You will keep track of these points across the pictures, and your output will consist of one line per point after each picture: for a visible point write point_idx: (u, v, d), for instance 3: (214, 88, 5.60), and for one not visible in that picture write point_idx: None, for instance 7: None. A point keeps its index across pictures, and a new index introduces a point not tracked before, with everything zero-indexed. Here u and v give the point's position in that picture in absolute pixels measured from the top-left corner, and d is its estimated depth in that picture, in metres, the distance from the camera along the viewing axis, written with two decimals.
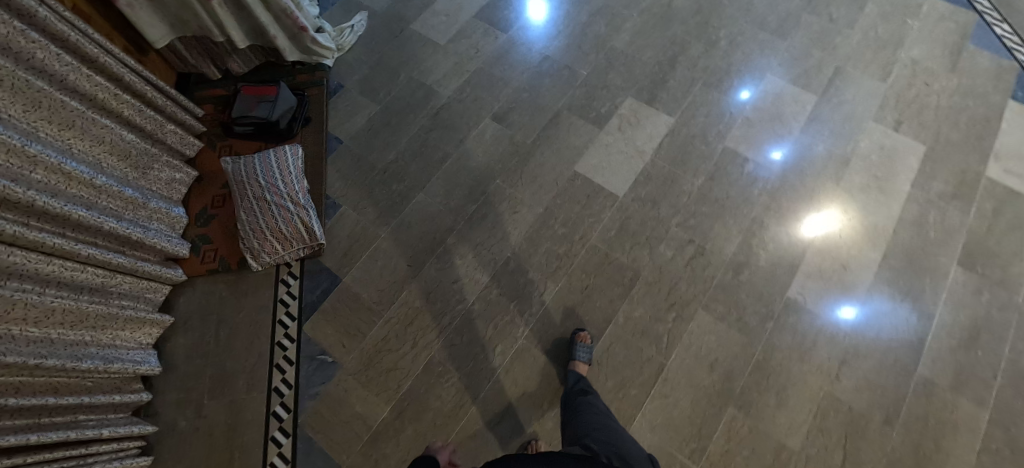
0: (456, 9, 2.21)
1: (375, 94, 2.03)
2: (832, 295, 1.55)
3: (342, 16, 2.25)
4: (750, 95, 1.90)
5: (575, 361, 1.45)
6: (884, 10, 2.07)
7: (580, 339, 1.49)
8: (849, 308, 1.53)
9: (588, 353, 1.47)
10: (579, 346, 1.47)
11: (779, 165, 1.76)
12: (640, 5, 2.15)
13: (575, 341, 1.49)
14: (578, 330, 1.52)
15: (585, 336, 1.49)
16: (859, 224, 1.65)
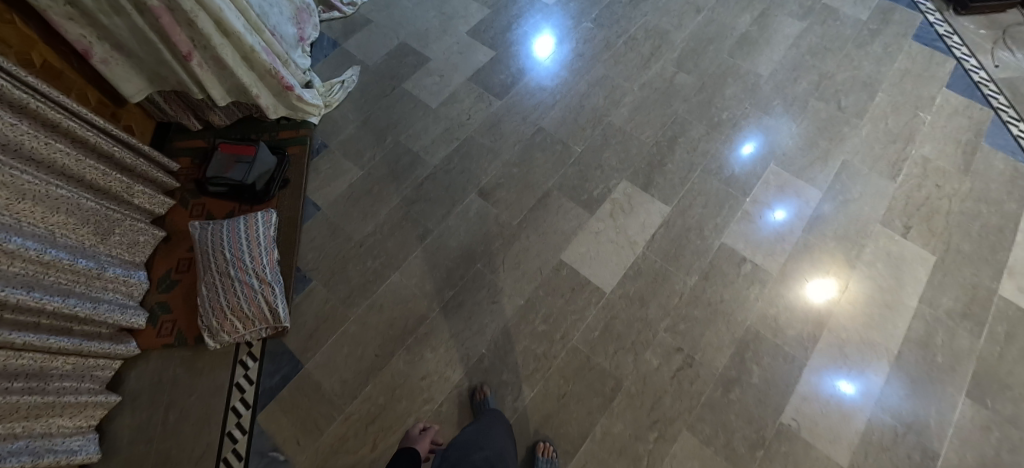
0: (451, 69, 2.12)
1: (358, 156, 1.93)
2: (830, 369, 1.50)
3: (333, 69, 2.17)
4: (753, 150, 1.87)
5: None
6: (895, 101, 1.98)
7: (541, 451, 1.39)
8: (848, 383, 1.48)
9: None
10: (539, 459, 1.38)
11: (779, 226, 1.72)
12: (641, 77, 2.06)
13: (535, 454, 1.40)
14: (539, 440, 1.43)
15: (546, 447, 1.40)
16: (858, 302, 1.60)
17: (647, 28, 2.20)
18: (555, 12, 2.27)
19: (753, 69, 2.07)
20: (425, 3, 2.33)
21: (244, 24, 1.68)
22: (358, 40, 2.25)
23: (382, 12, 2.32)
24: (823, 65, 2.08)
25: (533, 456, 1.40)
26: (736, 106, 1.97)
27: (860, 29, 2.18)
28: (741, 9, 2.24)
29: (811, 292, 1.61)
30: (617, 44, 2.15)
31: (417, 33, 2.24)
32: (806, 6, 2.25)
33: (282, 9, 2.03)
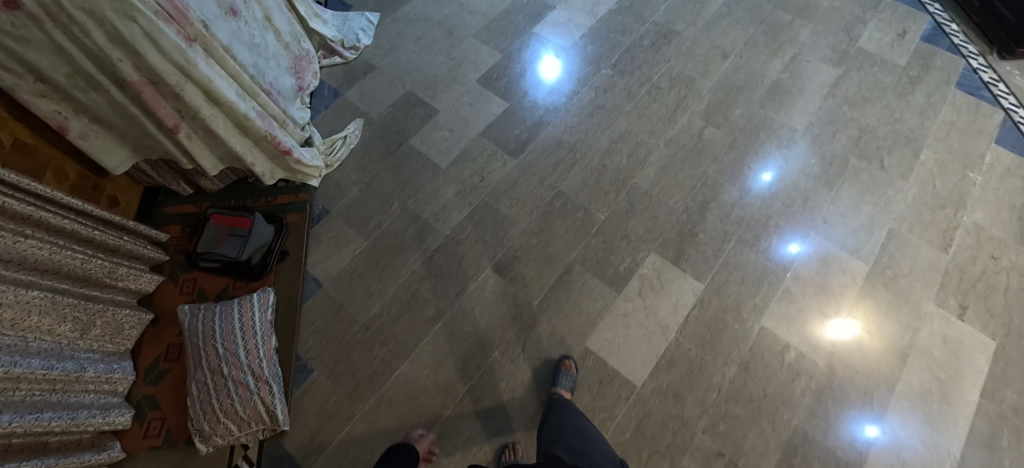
0: (461, 122, 1.96)
1: (362, 224, 1.78)
2: (855, 411, 1.44)
3: (334, 123, 2.01)
4: (772, 177, 1.81)
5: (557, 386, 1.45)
6: (941, 159, 1.84)
7: (563, 366, 1.48)
8: (873, 426, 1.42)
9: (571, 382, 1.46)
10: (562, 373, 1.47)
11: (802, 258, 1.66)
12: (667, 132, 1.91)
13: (558, 367, 1.49)
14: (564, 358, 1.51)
15: (570, 365, 1.49)
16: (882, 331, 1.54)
17: (671, 75, 2.05)
18: (572, 57, 2.12)
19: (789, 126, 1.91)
20: (432, 47, 2.18)
21: (236, 90, 1.53)
22: (361, 89, 2.09)
23: (386, 56, 2.17)
24: (862, 118, 1.93)
25: (556, 370, 1.49)
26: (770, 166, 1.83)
27: (899, 76, 2.03)
28: (771, 54, 2.09)
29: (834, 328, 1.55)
30: (640, 95, 2.00)
31: (424, 80, 2.08)
32: (841, 50, 2.10)
33: (278, 61, 1.89)
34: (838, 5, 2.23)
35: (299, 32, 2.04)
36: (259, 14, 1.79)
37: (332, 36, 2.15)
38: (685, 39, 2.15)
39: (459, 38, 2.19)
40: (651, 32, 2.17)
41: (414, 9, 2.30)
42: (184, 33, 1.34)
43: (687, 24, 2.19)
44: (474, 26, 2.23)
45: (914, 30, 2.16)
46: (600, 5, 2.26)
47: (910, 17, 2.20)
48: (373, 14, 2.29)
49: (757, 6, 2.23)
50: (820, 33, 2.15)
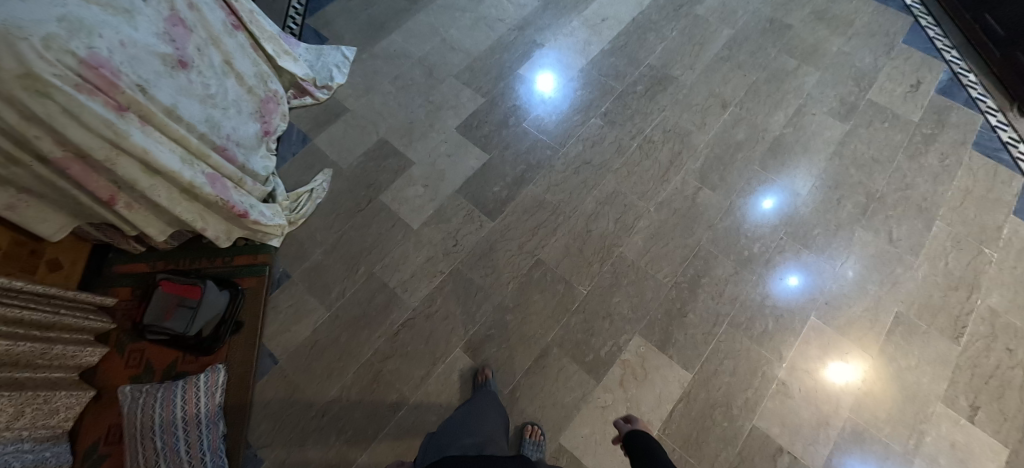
0: (437, 177, 1.82)
1: (325, 292, 1.65)
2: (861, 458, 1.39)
3: (301, 173, 1.87)
4: (773, 204, 1.74)
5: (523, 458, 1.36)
6: (955, 232, 1.69)
7: (529, 436, 1.40)
8: None
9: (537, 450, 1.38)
10: (527, 443, 1.39)
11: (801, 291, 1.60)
12: (659, 194, 1.76)
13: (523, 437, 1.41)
14: (529, 423, 1.44)
15: (534, 432, 1.41)
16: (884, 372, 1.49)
17: (665, 127, 1.90)
18: (567, 95, 1.99)
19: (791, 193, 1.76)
20: (410, 88, 2.03)
21: (180, 155, 1.39)
22: (332, 134, 1.95)
23: (361, 98, 2.02)
24: (871, 182, 1.78)
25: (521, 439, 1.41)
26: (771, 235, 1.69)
27: (911, 134, 1.88)
28: (773, 105, 1.94)
29: (835, 366, 1.50)
30: (630, 149, 1.85)
31: (400, 126, 1.94)
32: (849, 102, 1.95)
33: (240, 108, 1.75)
34: (848, 50, 2.08)
35: (267, 73, 1.90)
36: (217, 60, 1.66)
37: (302, 74, 2.00)
38: (682, 86, 1.99)
39: (439, 79, 2.04)
40: (645, 77, 2.02)
41: (393, 44, 2.15)
42: (114, 103, 1.20)
43: (685, 68, 2.03)
44: (456, 65, 2.08)
45: (928, 81, 2.00)
46: (592, 44, 2.11)
47: (924, 65, 2.04)
48: (349, 49, 2.14)
49: (760, 50, 2.08)
50: (827, 82, 2.00)
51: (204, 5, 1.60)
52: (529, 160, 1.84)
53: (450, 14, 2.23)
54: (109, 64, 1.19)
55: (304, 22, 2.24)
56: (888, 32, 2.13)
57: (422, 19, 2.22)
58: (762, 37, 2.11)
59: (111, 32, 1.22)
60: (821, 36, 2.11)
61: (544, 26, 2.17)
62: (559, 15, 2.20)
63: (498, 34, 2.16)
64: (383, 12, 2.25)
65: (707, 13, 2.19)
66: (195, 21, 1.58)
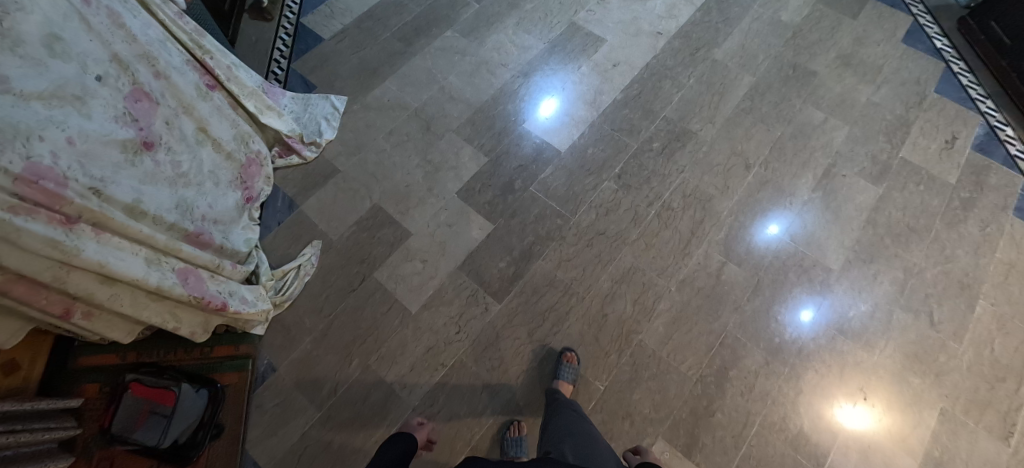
0: (437, 250, 1.66)
1: (314, 388, 1.49)
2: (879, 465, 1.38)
3: (287, 245, 1.70)
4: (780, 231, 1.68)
5: (558, 380, 1.43)
6: (1001, 313, 1.56)
7: (565, 358, 1.47)
8: None
9: (573, 373, 1.45)
10: (563, 365, 1.46)
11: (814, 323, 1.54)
12: (680, 270, 1.61)
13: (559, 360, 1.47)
14: None
15: (572, 356, 1.47)
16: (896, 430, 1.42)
17: (685, 191, 1.74)
18: (572, 139, 1.86)
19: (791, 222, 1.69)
20: (405, 144, 1.86)
21: (144, 257, 1.22)
22: (321, 200, 1.77)
23: (352, 156, 1.85)
24: (908, 255, 1.65)
25: None
26: (805, 309, 1.56)
27: (949, 199, 1.74)
28: (801, 165, 1.80)
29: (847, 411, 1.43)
30: (648, 218, 1.70)
31: (395, 190, 1.77)
32: (882, 161, 1.81)
33: (217, 178, 1.58)
34: (877, 100, 1.94)
35: (248, 132, 1.72)
36: (189, 130, 1.49)
37: (287, 130, 1.82)
38: (702, 142, 1.84)
39: (437, 134, 1.87)
40: (662, 131, 1.86)
41: (387, 94, 1.98)
42: (60, 216, 1.04)
43: (704, 122, 1.88)
44: (456, 118, 1.91)
45: (964, 136, 1.87)
46: (603, 93, 1.95)
47: (959, 118, 1.90)
48: (339, 98, 1.96)
49: (784, 101, 1.93)
50: (858, 138, 1.85)
51: (173, 71, 1.43)
52: (538, 230, 1.68)
53: (448, 58, 2.06)
54: (52, 172, 1.03)
55: (290, 67, 2.07)
56: (918, 79, 1.99)
57: (418, 64, 2.05)
58: (785, 85, 1.97)
59: (56, 130, 1.06)
60: (848, 84, 1.97)
61: (551, 72, 2.01)
62: (566, 59, 2.04)
63: (501, 81, 1.99)
64: (376, 56, 2.08)
65: (726, 57, 2.04)
66: (163, 90, 1.41)
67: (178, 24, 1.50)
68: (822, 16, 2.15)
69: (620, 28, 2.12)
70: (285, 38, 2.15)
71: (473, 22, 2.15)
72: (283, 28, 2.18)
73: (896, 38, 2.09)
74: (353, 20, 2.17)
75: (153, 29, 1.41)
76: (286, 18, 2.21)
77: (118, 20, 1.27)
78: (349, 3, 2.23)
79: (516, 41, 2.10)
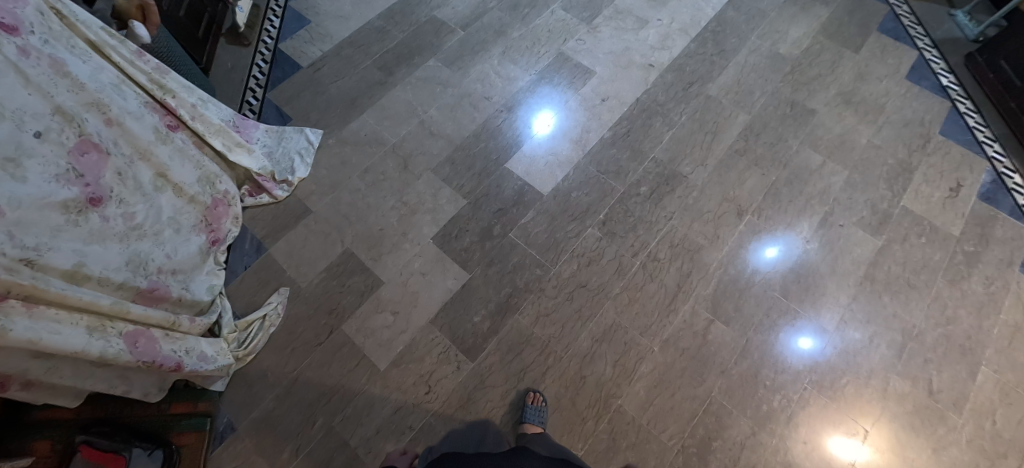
0: (409, 301, 1.58)
1: (274, 451, 1.41)
2: None
3: (253, 292, 1.62)
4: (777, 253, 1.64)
5: (524, 423, 1.38)
6: (1004, 381, 1.47)
7: (530, 401, 1.42)
8: None
9: (540, 416, 1.40)
10: (529, 408, 1.41)
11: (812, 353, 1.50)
12: (664, 328, 1.53)
13: (525, 403, 1.42)
14: None
15: (536, 397, 1.43)
16: None
17: (673, 240, 1.66)
18: (556, 178, 1.77)
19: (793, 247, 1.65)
20: (381, 184, 1.77)
21: (86, 325, 1.15)
22: (291, 243, 1.69)
23: (325, 196, 1.77)
24: (907, 315, 1.56)
25: None
26: (802, 338, 1.52)
27: (952, 253, 1.65)
28: (796, 212, 1.71)
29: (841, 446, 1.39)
30: (632, 269, 1.61)
31: (368, 234, 1.69)
32: (882, 210, 1.71)
33: (178, 225, 1.50)
34: (878, 142, 1.84)
35: (214, 172, 1.64)
36: (146, 177, 1.41)
37: (257, 168, 1.73)
38: (692, 187, 1.75)
39: (415, 173, 1.79)
40: (651, 174, 1.77)
41: (364, 128, 1.89)
42: None
43: (696, 164, 1.79)
44: (434, 156, 1.82)
45: (969, 184, 1.77)
46: (590, 130, 1.86)
47: (964, 164, 1.81)
48: (314, 132, 1.88)
49: (780, 142, 1.83)
50: (856, 184, 1.76)
51: (127, 116, 1.35)
52: (516, 281, 1.60)
53: (430, 90, 1.97)
54: None
55: (265, 96, 1.98)
56: (922, 120, 1.89)
57: (398, 95, 1.96)
58: (781, 125, 1.87)
59: None
60: (848, 125, 1.87)
61: (535, 107, 1.92)
62: (554, 93, 1.94)
63: (484, 116, 1.90)
64: (354, 86, 1.99)
65: (720, 93, 1.94)
66: (116, 138, 1.33)
67: (136, 64, 1.43)
68: (823, 49, 2.05)
69: (611, 59, 2.03)
70: (262, 65, 2.07)
71: (457, 51, 2.06)
72: (261, 54, 2.10)
73: (899, 75, 1.99)
74: (333, 47, 2.09)
75: (107, 72, 1.33)
76: (264, 44, 2.12)
77: (63, 69, 1.19)
78: (330, 28, 2.15)
79: (502, 71, 2.00)
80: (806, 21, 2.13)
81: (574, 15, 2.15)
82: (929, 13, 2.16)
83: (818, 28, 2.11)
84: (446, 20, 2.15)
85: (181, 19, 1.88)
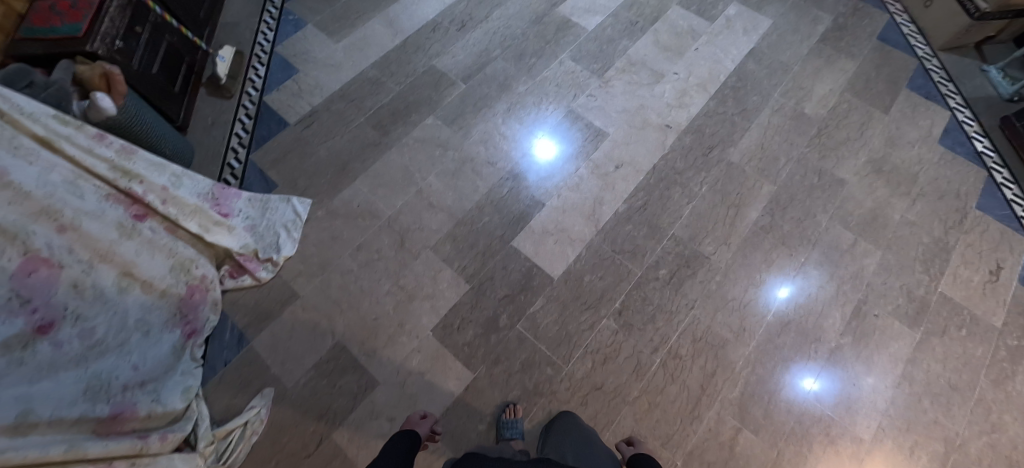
0: (406, 405, 1.43)
1: None
2: None
3: (234, 393, 1.46)
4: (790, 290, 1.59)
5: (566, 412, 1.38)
6: None
7: None
8: None
9: None
10: None
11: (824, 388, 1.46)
12: (687, 439, 1.40)
13: None
14: None
15: None
16: None
17: (694, 333, 1.52)
18: (566, 256, 1.62)
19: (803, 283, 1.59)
20: (375, 264, 1.62)
21: None
22: (276, 334, 1.54)
23: (314, 278, 1.61)
24: (949, 421, 1.43)
25: None
26: (799, 375, 1.47)
27: (994, 347, 1.52)
28: (827, 300, 1.58)
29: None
30: (652, 369, 1.47)
31: (361, 324, 1.54)
32: (918, 298, 1.59)
33: (148, 326, 1.33)
34: (912, 218, 1.71)
35: (190, 257, 1.45)
36: (108, 280, 1.24)
37: (238, 247, 1.55)
38: (715, 270, 1.61)
39: (413, 252, 1.63)
40: (670, 254, 1.63)
41: (357, 197, 1.73)
42: None
43: (718, 243, 1.65)
44: (434, 232, 1.67)
45: (1010, 266, 1.64)
46: (604, 202, 1.71)
47: (1004, 243, 1.68)
48: (302, 202, 1.71)
49: (808, 217, 1.70)
50: (891, 267, 1.63)
51: (85, 218, 1.19)
52: (525, 382, 1.46)
53: (428, 152, 1.81)
54: None
55: (248, 158, 1.81)
56: (958, 192, 1.76)
57: (394, 159, 1.80)
58: (809, 197, 1.74)
59: None
60: (880, 197, 1.74)
61: (530, 157, 1.80)
62: (558, 143, 1.83)
63: (488, 184, 1.75)
64: (347, 147, 1.83)
65: (742, 159, 1.80)
66: (71, 244, 1.17)
67: (97, 152, 1.28)
68: (850, 108, 1.92)
69: (624, 119, 1.88)
70: (245, 120, 1.90)
71: (458, 107, 1.90)
72: (244, 108, 1.92)
73: (932, 139, 1.86)
74: (324, 102, 1.92)
75: (59, 170, 1.18)
76: (248, 96, 1.95)
77: (4, 178, 1.05)
78: (319, 78, 1.98)
79: (505, 132, 1.85)
80: (832, 76, 1.99)
81: (583, 66, 2.00)
82: (961, 68, 2.03)
83: (845, 84, 1.97)
84: (446, 70, 1.99)
85: (155, 76, 1.71)
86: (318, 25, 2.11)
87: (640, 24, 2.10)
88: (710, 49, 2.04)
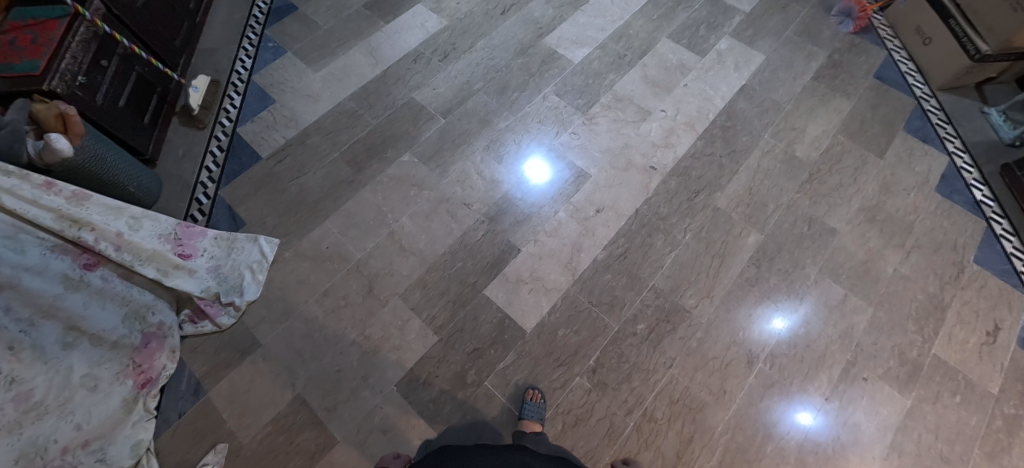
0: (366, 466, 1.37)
1: None
2: None
3: (187, 447, 1.39)
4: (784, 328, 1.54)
5: (524, 419, 1.38)
6: None
7: None
8: None
9: None
10: None
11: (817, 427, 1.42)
12: None
13: None
14: None
15: None
16: None
17: (671, 394, 1.44)
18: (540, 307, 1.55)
19: (787, 323, 1.54)
20: (341, 311, 1.56)
21: None
22: (235, 384, 1.47)
23: (277, 325, 1.55)
24: None
25: None
26: (788, 415, 1.43)
27: (990, 416, 1.43)
28: (813, 360, 1.50)
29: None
30: (625, 432, 1.40)
31: (324, 377, 1.47)
32: (910, 360, 1.50)
33: (95, 381, 1.26)
34: (906, 272, 1.63)
35: (146, 303, 1.41)
36: (50, 336, 1.18)
37: (199, 290, 1.50)
38: (696, 325, 1.54)
39: (381, 299, 1.57)
40: (649, 307, 1.56)
41: (326, 238, 1.67)
42: None
43: (700, 296, 1.58)
44: (404, 278, 1.60)
45: (1009, 326, 1.56)
46: (583, 249, 1.64)
47: (1003, 301, 1.59)
48: (269, 241, 1.64)
49: (796, 269, 1.62)
50: (882, 325, 1.55)
51: (25, 274, 1.16)
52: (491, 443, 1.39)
53: (402, 192, 1.75)
54: None
55: (217, 194, 1.75)
56: (955, 244, 1.68)
57: (367, 198, 1.74)
58: (798, 247, 1.66)
59: None
60: (873, 249, 1.66)
61: (527, 184, 1.76)
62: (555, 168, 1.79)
63: (462, 227, 1.68)
64: (319, 184, 1.77)
65: (729, 205, 1.73)
66: (10, 302, 1.12)
67: (42, 203, 1.23)
68: (844, 151, 1.84)
69: (609, 158, 1.81)
70: (216, 153, 1.84)
71: (436, 143, 1.84)
72: (216, 140, 1.87)
73: (929, 186, 1.78)
74: (298, 135, 1.87)
75: None
76: (221, 127, 1.90)
77: None
78: (295, 110, 1.92)
79: (487, 170, 1.78)
80: (826, 116, 1.91)
81: (568, 101, 1.93)
82: (962, 110, 1.95)
83: (839, 125, 1.89)
84: (425, 104, 1.93)
85: (121, 109, 1.65)
86: (296, 54, 2.06)
87: (628, 57, 2.04)
88: (700, 86, 1.97)
